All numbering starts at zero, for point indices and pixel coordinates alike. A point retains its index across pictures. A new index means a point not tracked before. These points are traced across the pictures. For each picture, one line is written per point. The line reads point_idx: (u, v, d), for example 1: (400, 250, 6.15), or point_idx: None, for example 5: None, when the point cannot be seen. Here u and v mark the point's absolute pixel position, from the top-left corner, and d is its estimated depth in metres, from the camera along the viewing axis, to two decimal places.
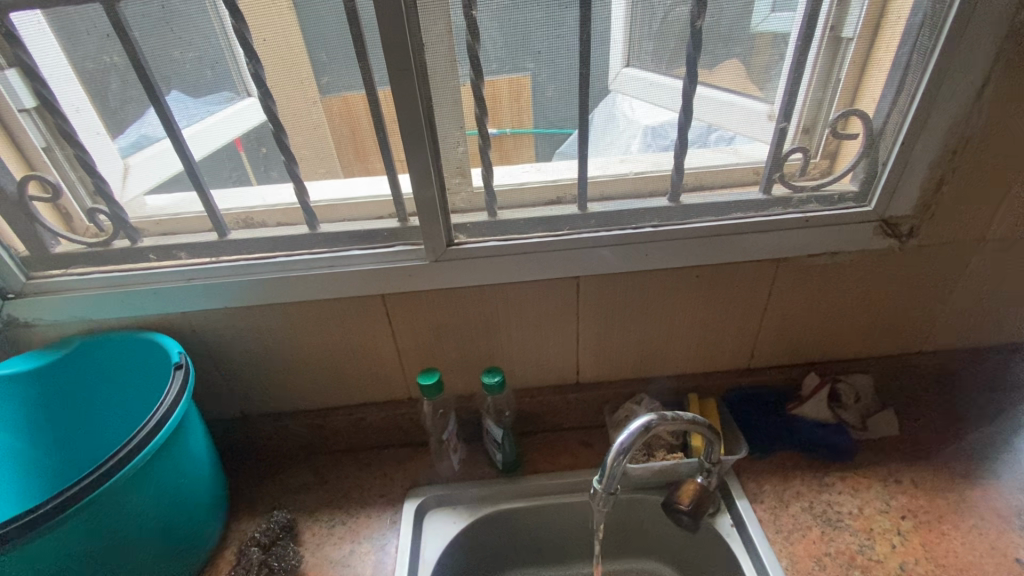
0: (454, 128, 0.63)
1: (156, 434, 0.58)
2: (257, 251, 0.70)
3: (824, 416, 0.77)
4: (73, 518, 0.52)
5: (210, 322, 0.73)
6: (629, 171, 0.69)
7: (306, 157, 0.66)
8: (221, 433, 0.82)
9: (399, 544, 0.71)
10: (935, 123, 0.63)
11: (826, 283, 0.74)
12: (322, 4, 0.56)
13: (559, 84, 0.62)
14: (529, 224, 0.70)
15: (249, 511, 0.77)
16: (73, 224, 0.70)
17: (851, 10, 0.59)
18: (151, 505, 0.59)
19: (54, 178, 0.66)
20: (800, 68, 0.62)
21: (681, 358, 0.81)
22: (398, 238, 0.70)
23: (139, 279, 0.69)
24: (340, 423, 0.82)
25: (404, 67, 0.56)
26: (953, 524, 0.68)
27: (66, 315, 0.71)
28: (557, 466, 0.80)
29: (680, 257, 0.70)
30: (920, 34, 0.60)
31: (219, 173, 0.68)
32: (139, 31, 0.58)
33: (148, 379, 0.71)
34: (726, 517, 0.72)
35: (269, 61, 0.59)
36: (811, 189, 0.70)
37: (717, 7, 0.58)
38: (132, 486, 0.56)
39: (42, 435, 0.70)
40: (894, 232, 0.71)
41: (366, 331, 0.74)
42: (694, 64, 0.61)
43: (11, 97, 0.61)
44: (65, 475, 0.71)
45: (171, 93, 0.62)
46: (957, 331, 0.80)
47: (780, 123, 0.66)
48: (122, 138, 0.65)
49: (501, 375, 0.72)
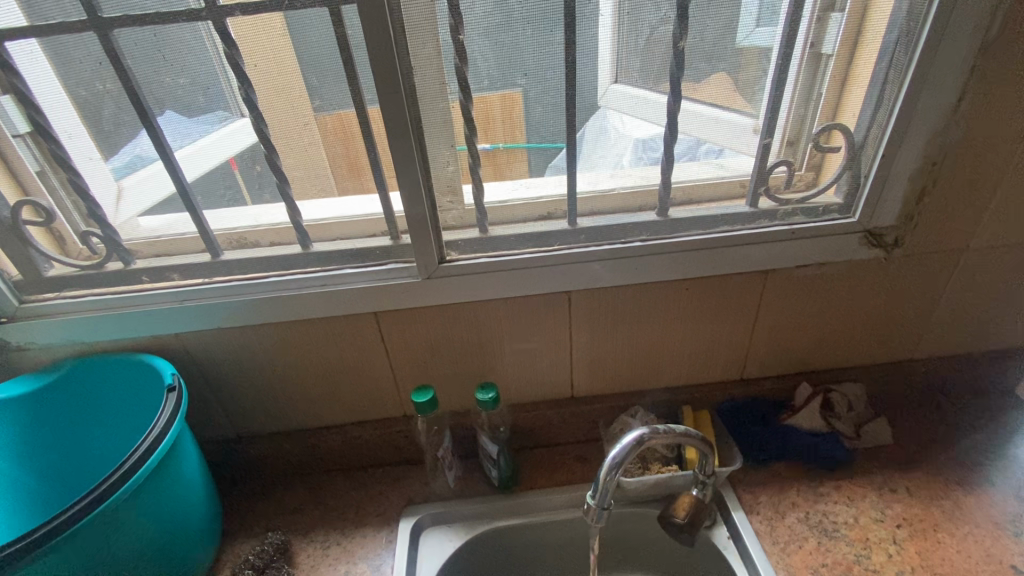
0: (444, 147, 0.64)
1: (154, 452, 0.58)
2: (251, 270, 0.70)
3: (817, 426, 0.78)
4: (51, 552, 0.51)
5: (204, 342, 0.73)
6: (619, 186, 0.70)
7: (298, 178, 0.67)
8: (215, 454, 0.81)
9: (394, 564, 0.71)
10: (914, 136, 0.64)
11: (815, 293, 0.75)
12: (312, 28, 0.57)
13: (547, 102, 0.64)
14: (520, 240, 0.70)
15: (242, 533, 0.76)
16: (67, 247, 0.70)
17: (829, 28, 0.61)
18: (132, 539, 0.58)
19: (48, 203, 0.67)
20: (782, 85, 0.64)
21: (674, 369, 0.81)
22: (391, 256, 0.70)
23: (132, 301, 0.70)
24: (334, 442, 0.81)
25: (393, 89, 0.57)
26: (948, 532, 0.68)
27: (59, 339, 0.71)
28: (553, 481, 0.80)
29: (670, 269, 0.71)
30: (896, 51, 0.61)
31: (213, 193, 0.68)
32: (133, 58, 0.59)
33: (140, 402, 0.71)
34: (722, 530, 0.72)
35: (262, 85, 0.60)
36: (796, 202, 0.71)
37: (699, 27, 0.60)
38: (110, 524, 0.55)
39: (33, 459, 0.70)
40: (880, 242, 0.72)
41: (359, 349, 0.74)
42: (678, 81, 0.63)
43: (6, 123, 0.62)
44: (56, 500, 0.70)
45: (164, 114, 0.63)
46: (945, 338, 0.81)
47: (763, 138, 0.67)
48: (115, 159, 0.65)
49: (496, 391, 0.72)
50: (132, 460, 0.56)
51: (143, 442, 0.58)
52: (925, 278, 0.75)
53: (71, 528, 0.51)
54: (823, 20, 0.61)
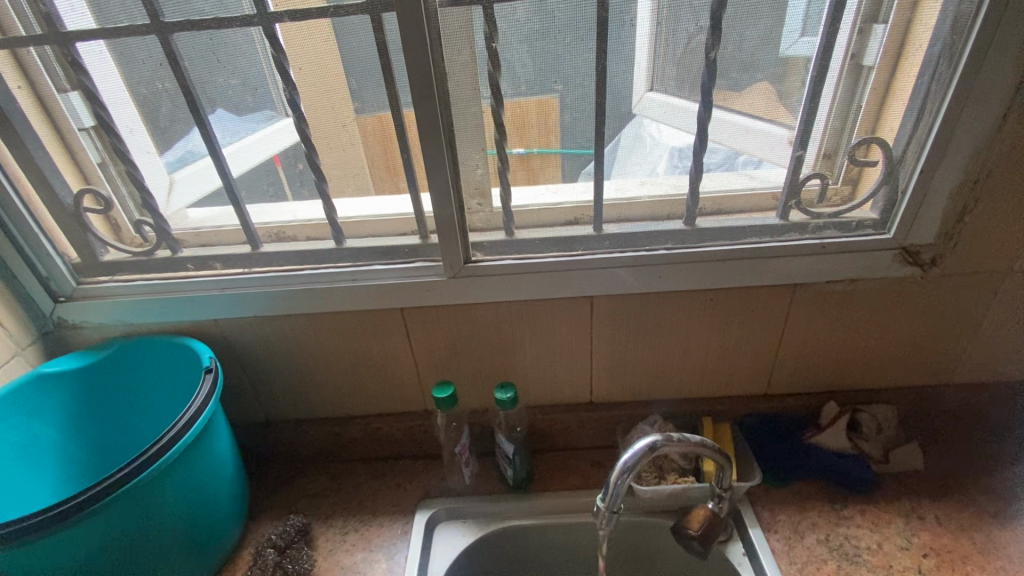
0: (475, 150, 0.66)
1: (191, 428, 0.61)
2: (288, 263, 0.74)
3: (843, 446, 0.75)
4: (94, 514, 0.55)
5: (241, 329, 0.76)
6: (647, 193, 0.70)
7: (335, 176, 0.70)
8: (246, 436, 0.85)
9: (408, 553, 0.73)
10: (955, 152, 0.62)
11: (845, 310, 0.73)
12: (355, 34, 0.60)
13: (581, 109, 0.64)
14: (545, 244, 0.72)
15: (266, 514, 0.79)
16: (121, 234, 0.75)
17: (870, 41, 0.60)
18: (167, 509, 0.61)
19: (107, 192, 0.72)
20: (817, 99, 0.63)
21: (694, 380, 0.80)
22: (419, 254, 0.73)
23: (178, 287, 0.74)
24: (357, 433, 0.84)
25: (427, 93, 0.59)
26: (979, 565, 0.65)
27: (110, 319, 0.76)
28: (568, 485, 0.80)
29: (694, 279, 0.71)
30: (938, 64, 0.60)
31: (257, 188, 0.72)
32: (189, 59, 0.63)
33: (179, 382, 0.75)
34: (738, 546, 0.71)
35: (305, 87, 0.63)
36: (828, 216, 0.70)
37: (734, 38, 0.60)
38: (145, 494, 0.58)
39: (81, 430, 0.75)
40: (916, 260, 0.70)
41: (385, 343, 0.77)
42: (710, 91, 0.63)
43: (74, 117, 0.68)
44: (101, 469, 0.76)
45: (215, 112, 0.67)
46: (987, 363, 0.77)
47: (797, 150, 0.67)
48: (169, 153, 0.70)
49: (514, 391, 0.73)
50: (169, 435, 0.59)
51: (179, 419, 0.61)
52: (964, 300, 0.72)
53: (110, 494, 0.55)
54: (864, 33, 0.60)
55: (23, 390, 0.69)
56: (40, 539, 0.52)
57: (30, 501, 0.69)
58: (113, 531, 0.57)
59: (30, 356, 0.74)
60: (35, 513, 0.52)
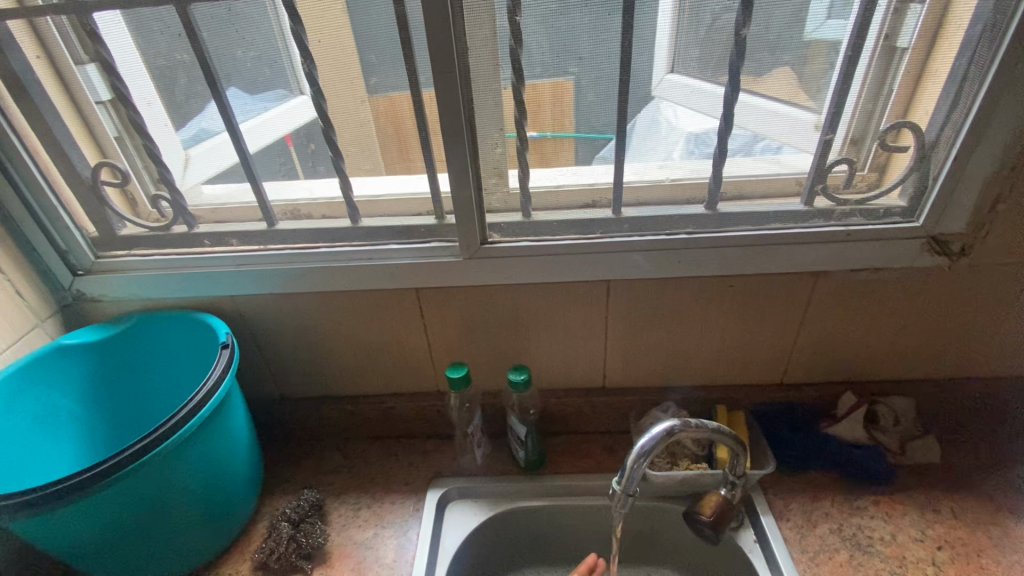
0: (493, 130, 0.65)
1: (206, 404, 0.61)
2: (303, 241, 0.74)
3: (858, 437, 0.75)
4: (112, 484, 0.55)
5: (256, 306, 0.76)
6: (666, 177, 0.69)
7: (352, 154, 0.69)
8: (261, 412, 0.86)
9: (420, 531, 0.73)
10: (991, 138, 0.60)
11: (868, 299, 0.72)
12: (373, 7, 0.59)
13: (600, 89, 0.63)
14: (562, 226, 0.70)
15: (280, 489, 0.80)
16: (138, 209, 0.75)
17: (907, 20, 0.57)
18: (182, 482, 0.62)
19: (124, 165, 0.72)
20: (849, 79, 0.61)
21: (708, 367, 0.80)
22: (435, 235, 0.72)
23: (193, 262, 0.74)
24: (370, 411, 0.84)
25: (446, 69, 0.58)
26: (993, 559, 0.64)
27: (127, 293, 0.76)
28: (579, 469, 0.80)
29: (714, 264, 0.69)
30: (979, 45, 0.57)
31: (269, 166, 0.72)
32: (207, 31, 0.62)
33: (195, 357, 0.75)
34: (749, 533, 0.71)
35: (323, 61, 0.62)
36: (855, 202, 0.68)
37: (764, 16, 0.58)
38: (165, 463, 0.59)
39: (99, 401, 0.76)
40: (944, 250, 0.68)
41: (400, 323, 0.77)
42: (737, 72, 0.60)
43: (90, 90, 0.68)
44: (119, 440, 0.77)
45: (231, 89, 0.66)
46: (1013, 358, 0.76)
47: (825, 134, 0.64)
48: (184, 130, 0.70)
49: (528, 373, 0.73)
50: (188, 407, 0.60)
51: (195, 395, 0.61)
52: (990, 292, 0.71)
53: (131, 465, 0.55)
54: (901, 11, 0.57)
55: (44, 361, 0.70)
56: (59, 506, 0.53)
57: (53, 470, 0.70)
58: (134, 499, 0.58)
59: (49, 328, 0.75)
60: (60, 480, 0.53)
